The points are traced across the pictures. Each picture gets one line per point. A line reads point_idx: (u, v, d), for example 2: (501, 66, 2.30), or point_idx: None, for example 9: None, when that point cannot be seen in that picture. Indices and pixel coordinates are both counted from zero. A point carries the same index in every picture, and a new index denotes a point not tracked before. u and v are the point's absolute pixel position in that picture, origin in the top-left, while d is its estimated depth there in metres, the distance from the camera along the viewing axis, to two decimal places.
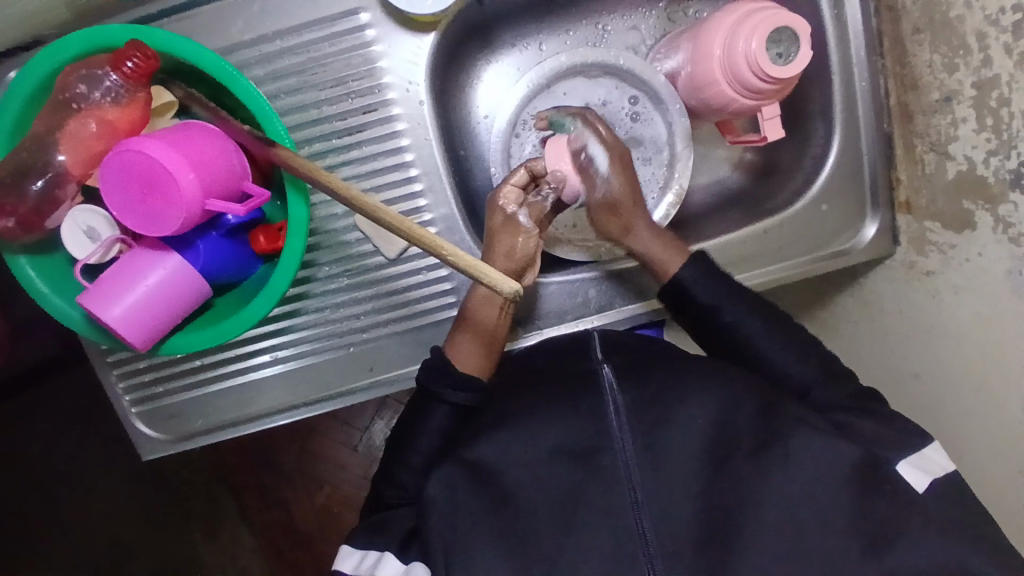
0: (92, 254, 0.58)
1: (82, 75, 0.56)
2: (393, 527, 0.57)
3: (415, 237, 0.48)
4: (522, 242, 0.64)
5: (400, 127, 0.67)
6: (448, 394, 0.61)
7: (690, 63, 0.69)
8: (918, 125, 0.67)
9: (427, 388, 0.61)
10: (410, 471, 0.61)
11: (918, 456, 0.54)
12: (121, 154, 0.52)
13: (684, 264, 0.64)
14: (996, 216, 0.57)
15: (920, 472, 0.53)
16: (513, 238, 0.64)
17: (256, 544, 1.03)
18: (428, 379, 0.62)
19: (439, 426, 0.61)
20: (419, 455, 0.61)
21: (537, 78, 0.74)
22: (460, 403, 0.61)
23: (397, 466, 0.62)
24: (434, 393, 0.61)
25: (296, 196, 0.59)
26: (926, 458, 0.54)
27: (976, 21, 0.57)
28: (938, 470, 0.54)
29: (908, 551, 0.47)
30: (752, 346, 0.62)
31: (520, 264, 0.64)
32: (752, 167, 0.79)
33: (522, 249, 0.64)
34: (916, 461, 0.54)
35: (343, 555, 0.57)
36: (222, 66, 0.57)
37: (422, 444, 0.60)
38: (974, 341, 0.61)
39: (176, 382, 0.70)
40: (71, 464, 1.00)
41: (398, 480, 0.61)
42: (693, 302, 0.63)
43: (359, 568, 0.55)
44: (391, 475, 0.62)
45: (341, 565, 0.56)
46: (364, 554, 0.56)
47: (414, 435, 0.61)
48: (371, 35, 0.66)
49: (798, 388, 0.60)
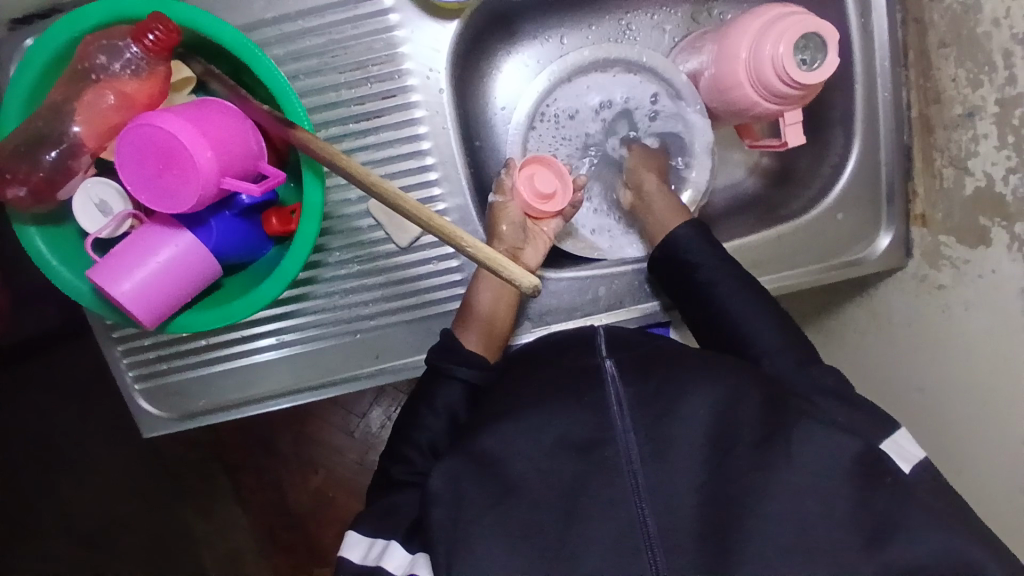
0: (104, 228, 0.57)
1: (102, 46, 0.55)
2: (398, 516, 0.57)
3: (433, 226, 0.47)
4: (505, 222, 0.68)
5: (418, 115, 0.67)
6: (455, 369, 0.62)
7: (714, 65, 0.68)
8: (938, 138, 0.66)
9: (436, 366, 0.63)
10: (419, 449, 0.60)
11: (895, 439, 0.55)
12: (139, 128, 0.51)
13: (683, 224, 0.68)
14: (1013, 233, 0.57)
15: (902, 456, 0.54)
16: (496, 219, 0.68)
17: (249, 525, 1.03)
18: (438, 358, 0.63)
19: (447, 401, 0.61)
20: (426, 435, 0.61)
21: (558, 72, 0.73)
22: (469, 380, 0.62)
23: (402, 443, 0.62)
24: (443, 370, 0.62)
25: (313, 180, 0.58)
26: (902, 442, 0.55)
27: (1003, 37, 0.57)
28: (916, 452, 0.55)
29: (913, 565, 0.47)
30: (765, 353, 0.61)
31: (511, 241, 0.67)
32: (769, 172, 0.79)
33: (505, 232, 0.67)
34: (896, 445, 0.54)
35: (349, 544, 0.57)
36: (245, 45, 0.56)
37: (431, 423, 0.61)
38: (982, 358, 0.61)
39: (180, 361, 0.70)
40: (65, 436, 0.99)
41: (404, 456, 0.61)
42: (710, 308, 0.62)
43: (367, 557, 0.55)
44: (399, 453, 0.61)
45: (349, 553, 0.56)
46: (371, 542, 0.56)
47: (420, 413, 0.61)
48: (395, 20, 0.65)
49: None
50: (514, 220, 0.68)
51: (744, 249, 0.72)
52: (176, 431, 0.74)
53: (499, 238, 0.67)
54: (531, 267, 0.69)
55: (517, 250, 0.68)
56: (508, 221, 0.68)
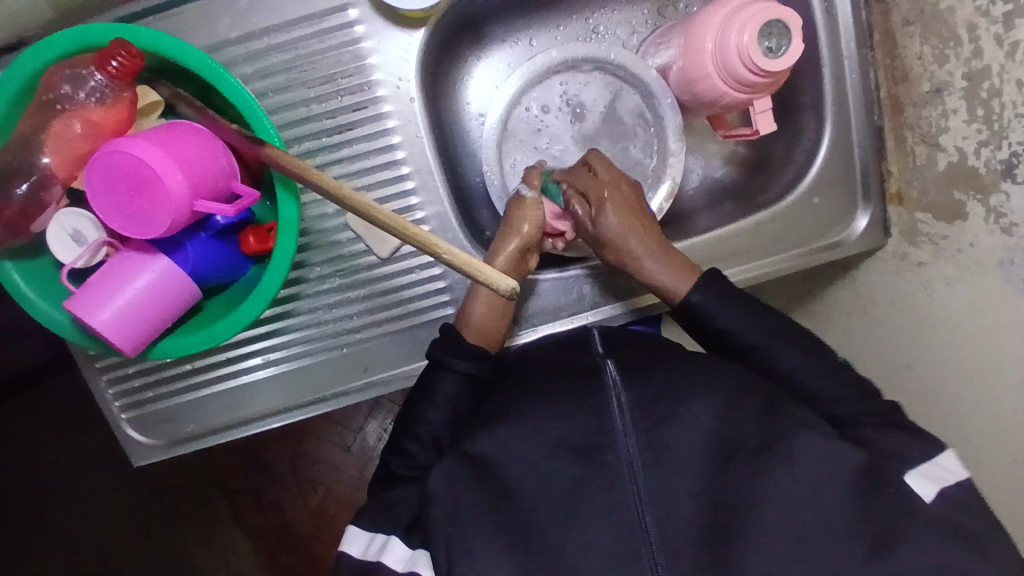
0: (79, 257, 0.57)
1: (66, 76, 0.55)
2: (399, 508, 0.56)
3: (408, 235, 0.46)
4: (528, 225, 0.65)
5: (391, 124, 0.67)
6: (451, 360, 0.60)
7: (682, 58, 0.69)
8: (909, 116, 0.67)
9: (434, 357, 0.61)
10: (419, 441, 0.59)
11: (930, 464, 0.53)
12: (107, 156, 0.51)
13: (694, 290, 0.61)
14: (988, 206, 0.57)
15: (931, 482, 0.51)
16: (520, 217, 0.65)
17: (250, 547, 1.02)
18: (436, 349, 0.61)
19: (447, 397, 0.60)
20: (427, 428, 0.59)
21: (528, 74, 0.73)
22: (467, 371, 0.60)
23: (403, 435, 0.60)
24: (439, 362, 0.60)
25: (287, 196, 0.58)
26: (940, 466, 0.53)
27: (966, 12, 0.57)
28: (950, 477, 0.52)
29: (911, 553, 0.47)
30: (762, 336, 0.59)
31: (528, 242, 0.65)
32: (744, 161, 0.80)
33: (526, 230, 0.65)
34: (926, 470, 0.52)
35: (350, 538, 0.56)
36: (210, 65, 0.56)
37: (436, 417, 0.59)
38: (966, 331, 0.61)
39: (167, 387, 0.69)
40: (61, 469, 0.99)
41: (405, 449, 0.59)
42: (725, 314, 0.59)
43: (367, 552, 0.54)
44: (397, 444, 0.60)
45: (349, 547, 0.55)
46: (371, 537, 0.55)
47: (422, 406, 0.60)
48: (361, 32, 0.65)
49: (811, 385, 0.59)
50: (539, 222, 0.65)
51: (718, 240, 0.72)
52: (168, 458, 0.73)
53: (520, 236, 0.65)
54: (528, 272, 0.67)
55: (527, 252, 0.65)
56: (532, 220, 0.65)
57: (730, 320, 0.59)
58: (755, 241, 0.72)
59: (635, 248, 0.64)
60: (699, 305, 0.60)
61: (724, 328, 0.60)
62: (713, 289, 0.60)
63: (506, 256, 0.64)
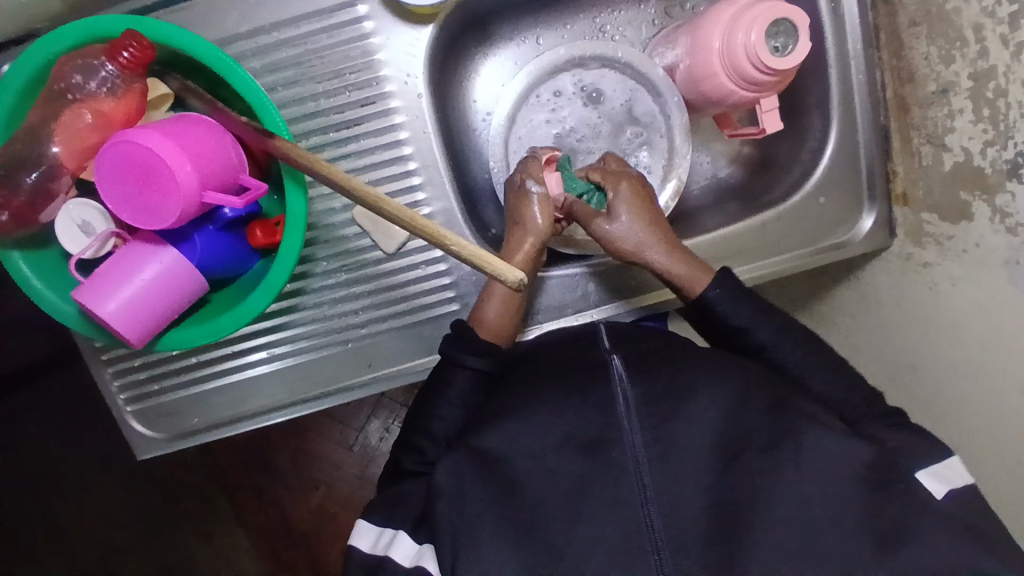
0: (86, 248, 0.57)
1: (77, 65, 0.55)
2: (407, 503, 0.56)
3: (417, 228, 0.46)
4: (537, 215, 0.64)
5: (398, 120, 0.67)
6: (464, 358, 0.60)
7: (689, 57, 0.69)
8: (915, 117, 0.67)
9: (447, 354, 0.61)
10: (425, 437, 0.59)
11: (942, 465, 0.54)
12: (117, 146, 0.51)
13: (711, 285, 0.61)
14: (994, 206, 0.57)
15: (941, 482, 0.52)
16: (531, 211, 0.65)
17: (252, 544, 1.02)
18: (450, 347, 0.61)
19: (453, 390, 0.60)
20: (437, 425, 0.59)
21: (535, 71, 0.74)
22: (479, 367, 0.60)
23: (410, 431, 0.60)
24: (453, 359, 0.60)
25: (295, 189, 0.58)
26: (953, 467, 0.54)
27: (972, 12, 0.58)
28: (961, 479, 0.53)
29: (921, 552, 0.46)
30: (781, 339, 0.59)
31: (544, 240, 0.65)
32: (750, 161, 0.80)
33: (543, 226, 0.64)
34: (938, 470, 0.53)
35: (360, 531, 0.56)
36: (220, 57, 0.56)
37: (444, 412, 0.59)
38: (971, 331, 0.61)
39: (171, 380, 0.69)
40: (64, 465, 0.99)
41: (411, 445, 0.59)
42: (740, 312, 0.60)
43: (376, 546, 0.55)
44: (405, 439, 0.60)
45: (358, 540, 0.56)
46: (380, 530, 0.55)
47: (429, 401, 0.59)
48: (370, 27, 0.66)
49: (817, 387, 0.59)
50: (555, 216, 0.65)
51: (722, 239, 0.72)
52: (171, 452, 0.73)
53: (536, 235, 0.64)
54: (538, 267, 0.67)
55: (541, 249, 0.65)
56: (548, 215, 0.64)
57: (744, 317, 0.60)
58: (762, 244, 0.72)
59: (648, 242, 0.63)
60: (712, 300, 0.60)
61: (740, 326, 0.60)
62: (728, 287, 0.61)
63: (524, 254, 0.64)
